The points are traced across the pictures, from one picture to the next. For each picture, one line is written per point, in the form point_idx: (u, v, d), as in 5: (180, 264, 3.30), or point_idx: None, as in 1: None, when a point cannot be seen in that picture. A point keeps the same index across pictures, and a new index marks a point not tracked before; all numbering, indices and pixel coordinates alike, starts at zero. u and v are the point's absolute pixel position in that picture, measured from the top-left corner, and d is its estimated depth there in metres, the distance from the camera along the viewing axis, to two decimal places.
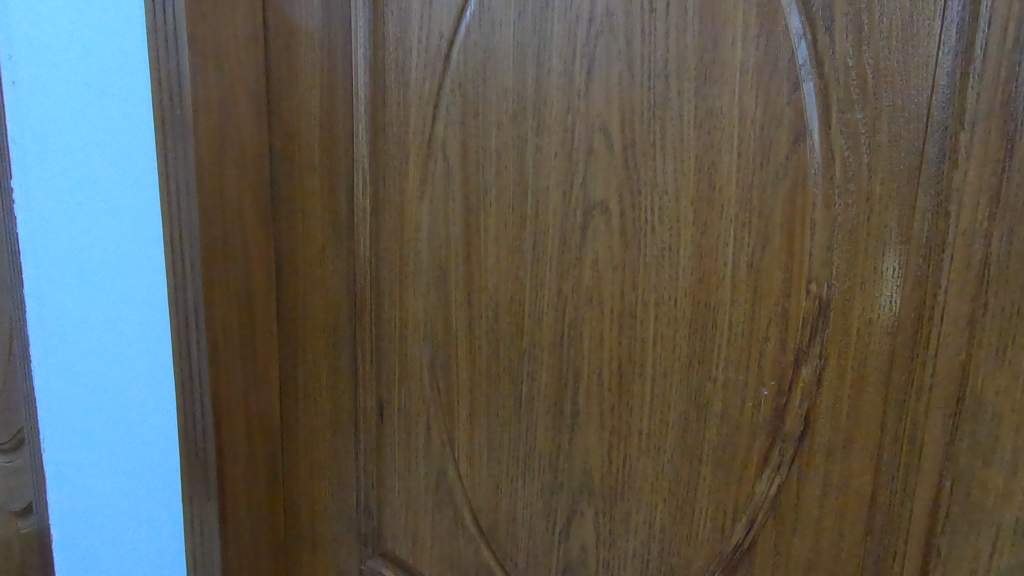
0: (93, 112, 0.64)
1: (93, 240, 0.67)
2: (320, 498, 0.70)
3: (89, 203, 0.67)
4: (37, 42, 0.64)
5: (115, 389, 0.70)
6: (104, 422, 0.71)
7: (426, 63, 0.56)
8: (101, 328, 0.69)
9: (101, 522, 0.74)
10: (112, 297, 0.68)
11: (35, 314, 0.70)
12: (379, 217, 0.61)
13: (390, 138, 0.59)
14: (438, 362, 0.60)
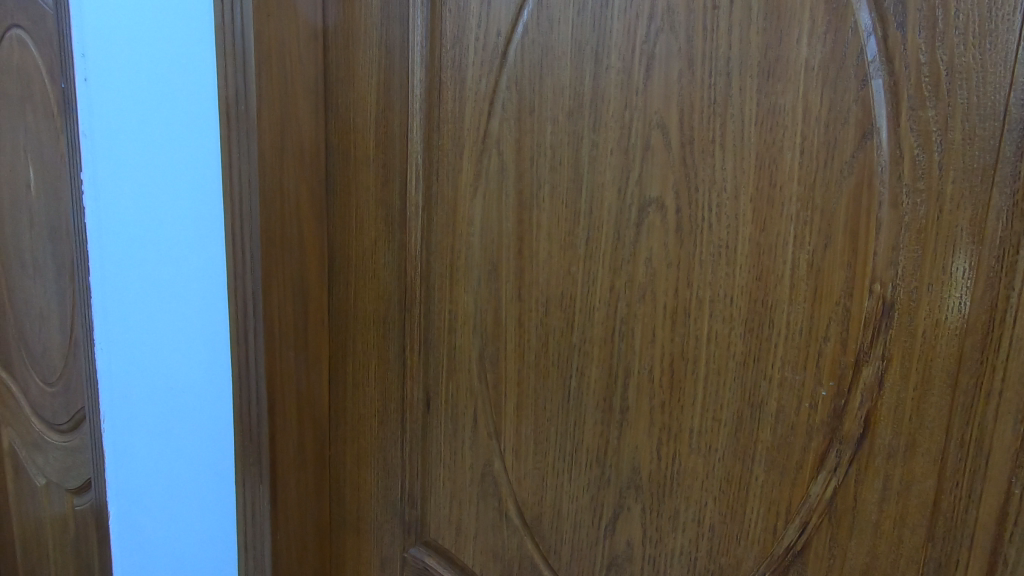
0: (166, 111, 0.68)
1: (158, 235, 0.70)
2: (365, 485, 0.72)
3: (155, 198, 0.70)
4: (107, 42, 0.67)
5: (175, 377, 0.73)
6: (161, 405, 0.74)
7: (483, 61, 0.57)
8: (164, 318, 0.72)
9: (154, 506, 0.77)
10: (171, 285, 0.71)
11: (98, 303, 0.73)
12: (431, 211, 0.63)
13: (445, 134, 0.60)
14: (487, 355, 0.61)
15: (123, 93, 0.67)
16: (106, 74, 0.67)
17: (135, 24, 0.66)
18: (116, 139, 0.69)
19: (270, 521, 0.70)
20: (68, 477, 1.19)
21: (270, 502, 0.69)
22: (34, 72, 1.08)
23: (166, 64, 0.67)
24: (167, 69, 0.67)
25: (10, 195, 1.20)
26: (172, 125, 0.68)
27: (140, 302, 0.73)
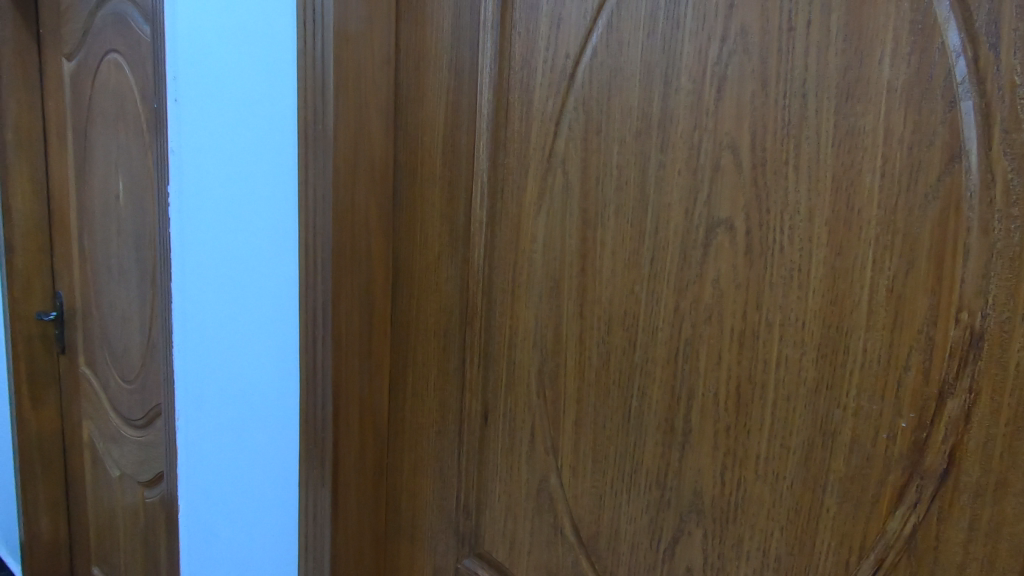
0: (255, 136, 0.74)
1: (249, 244, 0.77)
2: (421, 494, 0.74)
3: (247, 211, 0.76)
4: (229, 72, 0.76)
5: (254, 376, 0.78)
6: (243, 400, 0.80)
7: (551, 82, 0.58)
8: (249, 320, 0.78)
9: (233, 497, 0.83)
10: (257, 290, 0.77)
11: (211, 299, 0.83)
12: (495, 228, 0.64)
13: (511, 153, 0.62)
14: (546, 371, 0.61)
15: (237, 114, 0.76)
16: (224, 102, 0.77)
17: (247, 53, 0.74)
18: (230, 155, 0.77)
19: (330, 524, 0.72)
20: (141, 470, 1.27)
21: (330, 506, 0.71)
22: (128, 93, 1.17)
23: (258, 93, 0.73)
24: (258, 97, 0.73)
25: (102, 206, 1.30)
26: (259, 147, 0.74)
27: (232, 304, 0.80)
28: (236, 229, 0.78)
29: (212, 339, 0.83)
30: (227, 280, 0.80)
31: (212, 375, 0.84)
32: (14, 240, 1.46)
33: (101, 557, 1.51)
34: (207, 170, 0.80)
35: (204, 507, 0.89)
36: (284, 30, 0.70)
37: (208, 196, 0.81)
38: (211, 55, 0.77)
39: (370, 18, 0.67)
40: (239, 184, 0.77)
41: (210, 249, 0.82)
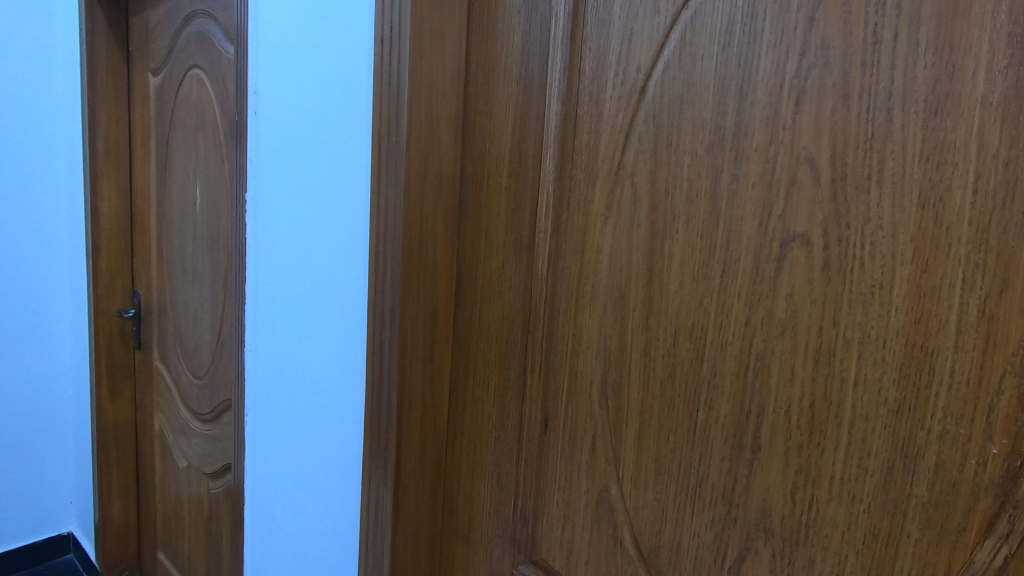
0: (331, 147, 0.78)
1: (323, 247, 0.80)
2: (478, 498, 0.75)
3: (323, 216, 0.80)
4: (312, 87, 0.80)
5: (323, 373, 0.82)
6: (312, 396, 0.84)
7: (621, 96, 0.59)
8: (321, 320, 0.82)
9: (299, 488, 0.87)
10: (329, 292, 0.80)
11: (287, 299, 0.87)
12: (560, 238, 0.65)
13: (578, 164, 0.63)
14: (609, 381, 0.62)
15: (317, 125, 0.80)
16: (306, 114, 0.81)
17: (328, 68, 0.78)
18: (309, 165, 0.82)
19: (390, 523, 0.73)
20: (206, 462, 1.33)
21: (392, 505, 0.73)
22: (207, 106, 1.25)
23: (334, 106, 0.77)
24: (334, 110, 0.77)
25: (180, 211, 1.38)
26: (335, 157, 0.78)
27: (306, 304, 0.84)
28: (311, 234, 0.82)
29: (287, 336, 0.88)
30: (300, 283, 0.84)
31: (285, 371, 0.89)
32: (100, 242, 1.57)
33: (166, 544, 1.59)
34: (289, 178, 0.85)
35: (271, 496, 0.93)
36: (363, 46, 0.73)
37: (287, 203, 0.86)
38: (298, 71, 0.82)
39: (443, 34, 0.69)
40: (315, 191, 0.81)
41: (286, 253, 0.87)
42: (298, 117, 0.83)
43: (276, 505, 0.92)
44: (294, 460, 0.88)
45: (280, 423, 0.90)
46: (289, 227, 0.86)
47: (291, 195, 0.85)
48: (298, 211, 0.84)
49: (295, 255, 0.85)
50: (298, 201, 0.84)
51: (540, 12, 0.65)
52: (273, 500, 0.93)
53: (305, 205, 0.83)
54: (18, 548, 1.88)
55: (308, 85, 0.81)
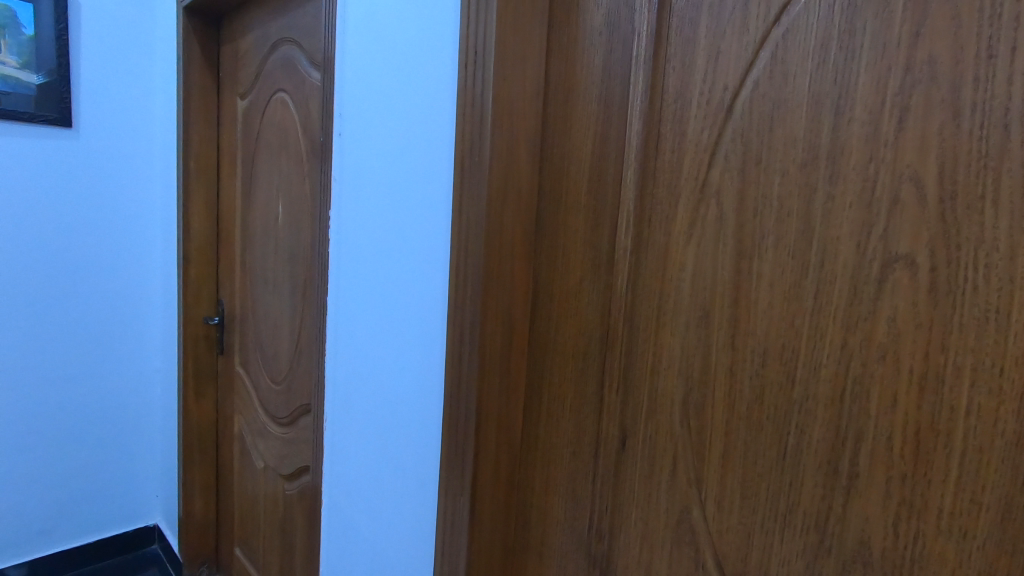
0: (415, 165, 0.81)
1: (406, 262, 0.84)
2: (551, 512, 0.75)
3: (406, 232, 0.83)
4: (399, 107, 0.84)
5: (403, 382, 0.85)
6: (392, 404, 0.87)
7: (707, 114, 0.59)
8: (402, 331, 0.85)
9: (376, 493, 0.90)
10: (410, 305, 0.83)
11: (370, 309, 0.91)
12: (641, 255, 0.65)
13: (661, 183, 0.63)
14: (691, 400, 0.61)
15: (403, 145, 0.83)
16: (393, 133, 0.85)
17: (414, 90, 0.81)
18: (394, 181, 0.85)
19: (466, 535, 0.74)
20: (283, 464, 1.40)
21: (469, 517, 0.74)
22: (291, 128, 1.32)
23: (417, 127, 0.81)
24: (420, 131, 0.80)
25: (263, 225, 1.47)
26: (419, 175, 0.81)
27: (389, 316, 0.87)
28: (394, 248, 0.86)
29: (369, 345, 0.92)
30: (381, 294, 0.89)
31: (365, 378, 0.92)
32: (189, 254, 1.69)
33: (242, 540, 1.68)
34: (374, 193, 0.89)
35: (349, 499, 0.97)
36: (448, 69, 0.75)
37: (372, 218, 0.90)
38: (385, 92, 0.86)
39: (525, 55, 0.70)
40: (400, 207, 0.84)
41: (370, 265, 0.91)
42: (384, 136, 0.87)
43: (354, 508, 0.95)
44: (373, 465, 0.91)
45: (360, 429, 0.94)
46: (373, 239, 0.90)
47: (375, 209, 0.89)
48: (383, 225, 0.88)
49: (378, 267, 0.89)
50: (383, 216, 0.88)
51: (622, 33, 0.65)
52: (351, 503, 0.96)
53: (390, 220, 0.86)
54: (109, 538, 2.02)
55: (392, 107, 0.85)
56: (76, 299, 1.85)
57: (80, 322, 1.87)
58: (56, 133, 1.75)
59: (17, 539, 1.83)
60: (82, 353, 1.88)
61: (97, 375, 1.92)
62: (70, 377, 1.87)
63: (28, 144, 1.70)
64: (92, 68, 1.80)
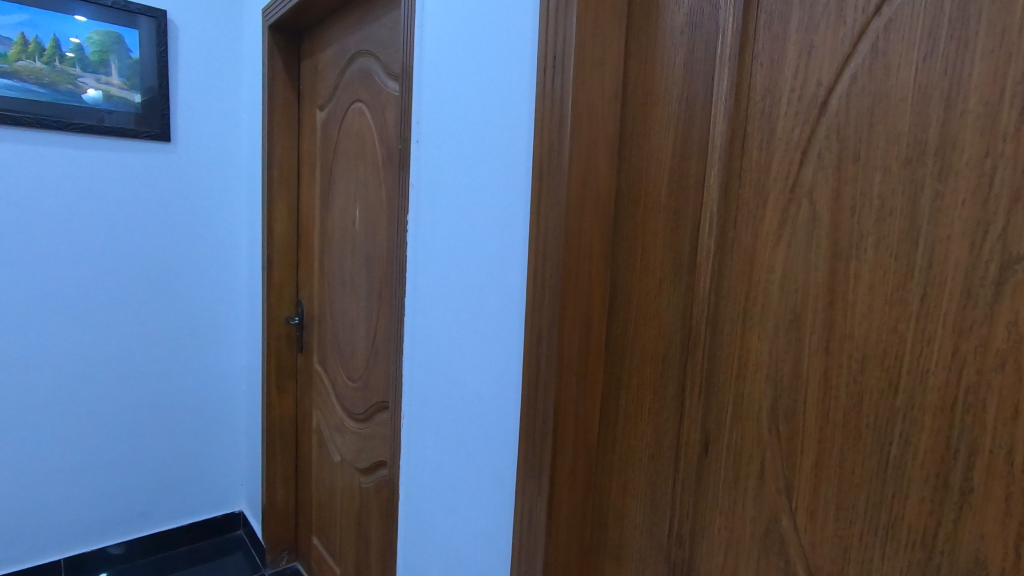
0: (494, 169, 0.83)
1: (483, 264, 0.86)
2: (628, 515, 0.74)
3: (485, 234, 0.85)
4: (478, 114, 0.86)
5: (482, 382, 0.87)
6: (470, 403, 0.89)
7: (798, 111, 0.57)
8: (480, 331, 0.87)
9: (455, 489, 0.93)
10: (488, 306, 0.85)
11: (448, 310, 0.94)
12: (725, 257, 0.64)
13: (747, 183, 0.62)
14: (781, 406, 0.59)
15: (481, 151, 0.85)
16: (471, 139, 0.87)
17: (493, 97, 0.83)
18: (473, 186, 0.87)
19: (544, 535, 0.75)
20: (359, 458, 1.46)
21: (546, 517, 0.74)
22: (368, 136, 1.38)
23: (494, 132, 0.83)
24: (498, 137, 0.82)
25: (341, 230, 1.54)
26: (497, 180, 0.82)
27: (467, 316, 0.89)
28: (472, 250, 0.88)
29: (447, 345, 0.94)
30: (459, 295, 0.91)
31: (444, 377, 0.95)
32: (273, 257, 1.79)
33: (320, 529, 1.76)
34: (452, 197, 0.92)
35: (428, 494, 1.00)
36: (526, 75, 0.76)
37: (451, 222, 0.93)
38: (464, 100, 0.88)
39: (604, 58, 0.70)
40: (477, 210, 0.87)
41: (448, 267, 0.93)
42: (463, 142, 0.89)
43: (434, 502, 0.99)
44: (451, 461, 0.94)
45: (438, 426, 0.97)
46: (451, 242, 0.92)
47: (454, 213, 0.92)
48: (461, 228, 0.90)
49: (457, 269, 0.92)
50: (461, 220, 0.90)
51: (705, 31, 0.64)
52: (431, 497, 1.00)
53: (469, 223, 0.89)
54: (200, 521, 2.17)
55: (470, 114, 0.87)
56: (173, 300, 2.01)
57: (175, 321, 2.02)
58: (156, 147, 1.90)
59: (122, 519, 2.01)
60: (176, 349, 2.04)
61: (189, 370, 2.07)
62: (165, 372, 2.02)
63: (132, 157, 1.86)
64: (188, 86, 1.95)
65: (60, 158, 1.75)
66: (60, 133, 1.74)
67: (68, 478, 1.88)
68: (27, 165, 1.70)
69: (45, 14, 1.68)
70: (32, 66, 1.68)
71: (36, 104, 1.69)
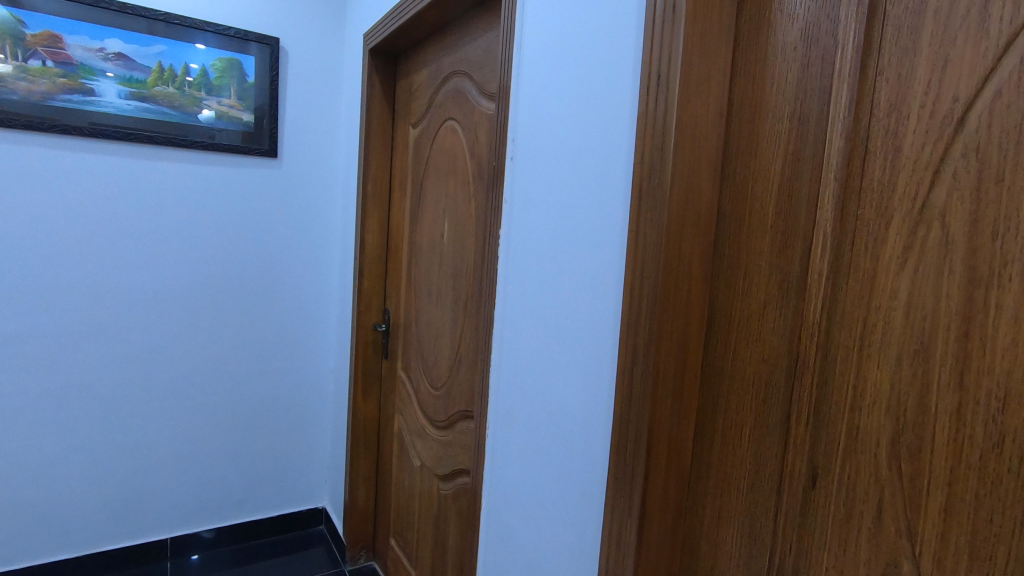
0: (591, 187, 0.84)
1: (576, 280, 0.87)
2: (723, 545, 0.72)
3: (579, 251, 0.86)
4: (576, 133, 0.87)
5: (571, 396, 0.87)
6: (558, 417, 0.90)
7: (929, 129, 0.54)
8: (570, 347, 0.88)
9: (541, 501, 0.94)
10: (580, 322, 0.86)
11: (539, 324, 0.95)
12: (839, 280, 0.61)
13: (867, 203, 0.59)
14: (903, 442, 0.55)
15: (578, 169, 0.87)
16: (568, 157, 0.89)
17: (592, 117, 0.84)
18: (568, 203, 0.89)
19: (633, 558, 0.73)
20: (439, 464, 1.50)
21: (636, 540, 0.73)
22: (459, 153, 1.43)
23: (592, 150, 0.84)
24: (596, 156, 0.83)
25: (429, 242, 1.60)
26: (594, 198, 0.83)
27: (558, 331, 0.91)
28: (566, 267, 0.89)
29: (536, 358, 0.96)
30: (551, 310, 0.92)
31: (532, 390, 0.97)
32: (364, 267, 1.89)
33: (398, 531, 1.82)
34: (546, 213, 0.94)
35: (513, 505, 1.02)
36: (627, 94, 0.77)
37: (544, 238, 0.94)
38: (562, 119, 0.90)
39: (710, 76, 0.69)
40: (572, 227, 0.88)
41: (541, 282, 0.95)
42: (560, 159, 0.91)
43: (519, 513, 1.00)
44: (537, 473, 0.95)
45: (525, 437, 0.99)
46: (545, 258, 0.94)
47: (548, 230, 0.94)
48: (555, 245, 0.92)
49: (549, 283, 0.93)
50: (555, 236, 0.92)
51: (822, 47, 0.62)
52: (516, 507, 1.01)
53: (563, 239, 0.90)
54: (287, 514, 2.31)
55: (568, 133, 0.89)
56: (272, 304, 2.16)
57: (273, 323, 2.17)
58: (264, 163, 2.07)
59: (219, 505, 2.17)
60: (273, 350, 2.18)
61: (283, 370, 2.21)
62: (263, 370, 2.18)
63: (243, 172, 2.03)
64: (294, 107, 2.10)
65: (183, 173, 1.94)
66: (185, 150, 1.93)
67: (176, 462, 2.06)
68: (157, 178, 1.90)
69: (179, 44, 1.89)
70: (166, 91, 1.88)
71: (167, 124, 1.89)
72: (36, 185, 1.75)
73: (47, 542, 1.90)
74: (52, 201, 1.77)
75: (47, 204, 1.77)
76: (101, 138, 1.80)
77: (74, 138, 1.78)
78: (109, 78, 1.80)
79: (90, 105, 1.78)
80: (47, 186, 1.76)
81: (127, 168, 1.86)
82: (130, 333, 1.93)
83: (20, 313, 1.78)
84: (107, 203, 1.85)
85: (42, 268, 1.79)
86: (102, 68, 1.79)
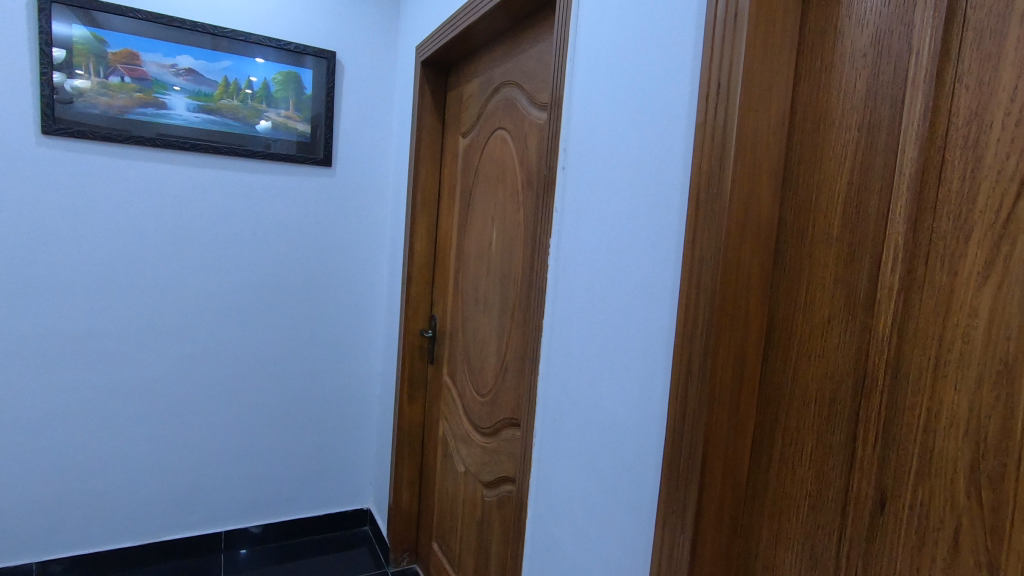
0: (645, 196, 0.83)
1: (629, 289, 0.86)
2: (783, 567, 0.69)
3: (632, 259, 0.86)
4: (630, 143, 0.87)
5: (621, 406, 0.87)
6: (608, 426, 0.89)
7: (1014, 137, 0.51)
8: (622, 356, 0.87)
9: (589, 511, 0.93)
10: (632, 331, 0.85)
11: (589, 332, 0.95)
12: (911, 296, 0.58)
13: (944, 215, 0.56)
14: (983, 468, 0.52)
15: (632, 178, 0.86)
16: (622, 166, 0.89)
17: (647, 126, 0.83)
18: (621, 212, 0.88)
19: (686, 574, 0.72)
20: (484, 471, 1.51)
21: (689, 556, 0.71)
22: (509, 162, 1.45)
23: (646, 159, 0.83)
24: (651, 164, 0.82)
25: (478, 250, 1.62)
26: (648, 206, 0.83)
27: (609, 340, 0.90)
28: (618, 276, 0.89)
29: (585, 366, 0.96)
30: (602, 319, 0.92)
31: (581, 399, 0.97)
32: (413, 274, 1.92)
33: (441, 536, 1.84)
34: (598, 222, 0.94)
35: (560, 515, 1.01)
36: (684, 102, 0.76)
37: (596, 246, 0.94)
38: (616, 128, 0.90)
39: (772, 84, 0.68)
40: (625, 236, 0.87)
41: (591, 290, 0.95)
42: (613, 168, 0.91)
43: (566, 523, 0.99)
44: (585, 483, 0.95)
45: (573, 445, 0.98)
46: (596, 266, 0.94)
47: (599, 238, 0.94)
48: (607, 253, 0.91)
49: (600, 292, 0.93)
50: (607, 245, 0.91)
51: (894, 53, 0.60)
52: (563, 517, 1.01)
53: (616, 248, 0.89)
54: (333, 513, 2.36)
55: (621, 142, 0.89)
56: (324, 307, 2.23)
57: (323, 326, 2.24)
58: (319, 171, 2.14)
59: (270, 501, 2.24)
60: (323, 352, 2.25)
61: (332, 372, 2.28)
62: (313, 372, 2.24)
63: (299, 180, 2.11)
64: (348, 117, 2.17)
65: (244, 181, 2.03)
66: (247, 159, 2.02)
67: (230, 457, 2.15)
68: (220, 186, 2.00)
69: (242, 59, 1.98)
70: (230, 103, 1.98)
71: (231, 135, 1.99)
72: (113, 193, 1.87)
73: (113, 529, 2.01)
74: (125, 208, 1.89)
75: (121, 211, 1.89)
76: (171, 149, 1.92)
77: (147, 149, 1.90)
78: (179, 92, 1.91)
79: (162, 118, 1.90)
80: (121, 194, 1.88)
81: (193, 177, 1.96)
82: (192, 333, 2.04)
83: (96, 312, 1.90)
84: (175, 210, 1.96)
85: (116, 270, 1.91)
86: (173, 83, 1.90)
